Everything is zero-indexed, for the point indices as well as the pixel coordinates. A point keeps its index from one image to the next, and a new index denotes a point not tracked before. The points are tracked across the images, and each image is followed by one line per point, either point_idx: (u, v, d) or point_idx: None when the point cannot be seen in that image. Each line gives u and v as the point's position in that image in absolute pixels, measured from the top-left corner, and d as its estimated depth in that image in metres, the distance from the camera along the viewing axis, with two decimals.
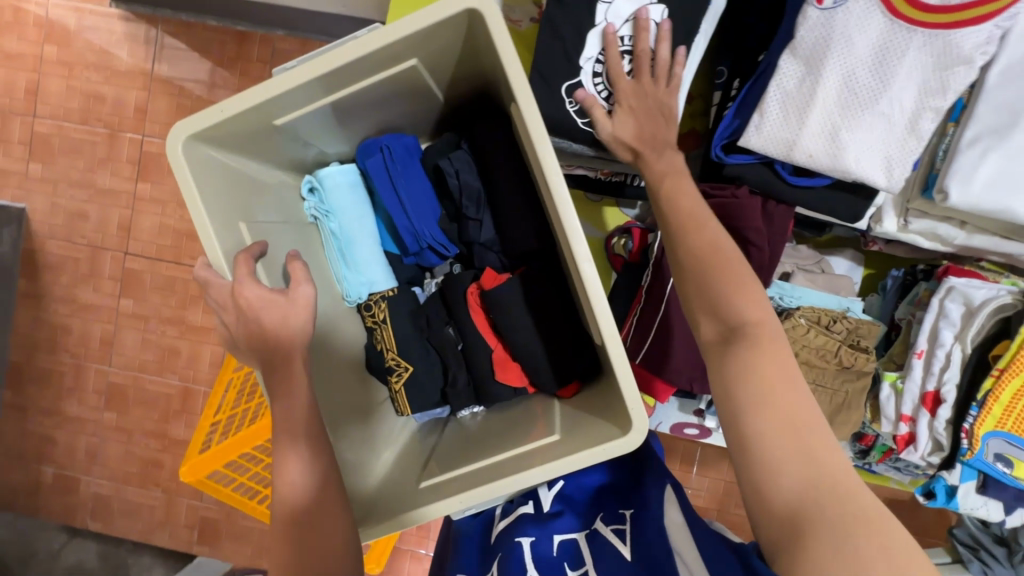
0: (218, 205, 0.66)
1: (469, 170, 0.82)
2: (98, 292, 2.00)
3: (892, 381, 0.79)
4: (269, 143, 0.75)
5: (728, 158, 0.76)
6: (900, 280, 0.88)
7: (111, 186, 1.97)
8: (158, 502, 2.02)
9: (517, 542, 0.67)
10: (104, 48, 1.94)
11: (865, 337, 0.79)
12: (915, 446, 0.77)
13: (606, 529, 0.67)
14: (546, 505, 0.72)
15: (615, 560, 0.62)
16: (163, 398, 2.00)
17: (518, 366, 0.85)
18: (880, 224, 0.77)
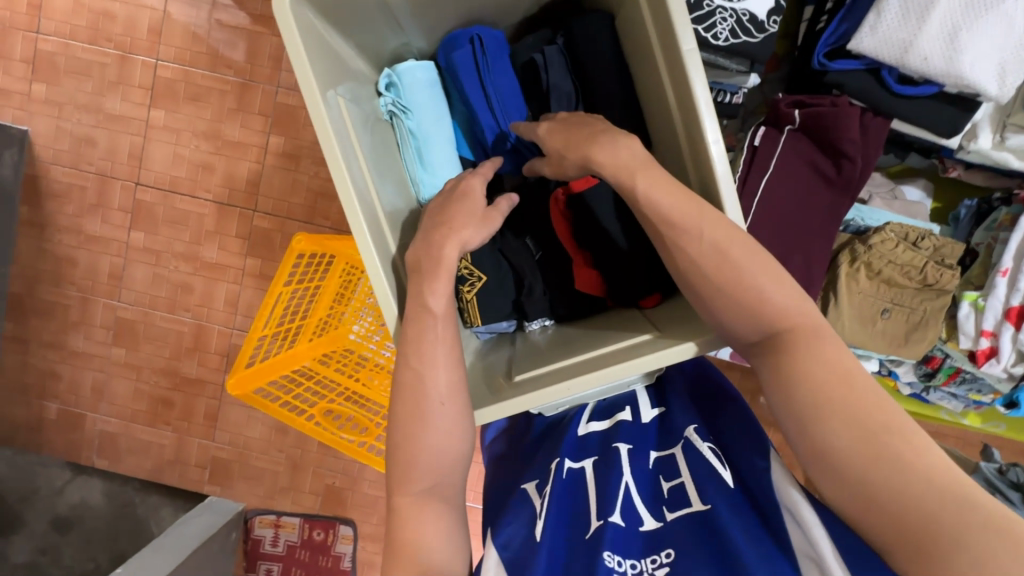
0: (321, 71, 0.63)
1: (560, 70, 0.78)
2: (107, 224, 1.92)
3: (972, 300, 0.87)
4: (361, 18, 0.71)
5: (832, 65, 0.76)
6: (975, 209, 0.91)
7: (122, 112, 1.87)
8: (168, 441, 1.98)
9: (615, 447, 0.68)
10: None
11: (950, 255, 0.79)
12: (997, 359, 0.86)
13: (702, 448, 0.65)
14: (647, 417, 0.73)
15: (716, 484, 0.61)
16: (174, 336, 1.94)
17: (595, 275, 0.83)
18: (975, 141, 0.78)
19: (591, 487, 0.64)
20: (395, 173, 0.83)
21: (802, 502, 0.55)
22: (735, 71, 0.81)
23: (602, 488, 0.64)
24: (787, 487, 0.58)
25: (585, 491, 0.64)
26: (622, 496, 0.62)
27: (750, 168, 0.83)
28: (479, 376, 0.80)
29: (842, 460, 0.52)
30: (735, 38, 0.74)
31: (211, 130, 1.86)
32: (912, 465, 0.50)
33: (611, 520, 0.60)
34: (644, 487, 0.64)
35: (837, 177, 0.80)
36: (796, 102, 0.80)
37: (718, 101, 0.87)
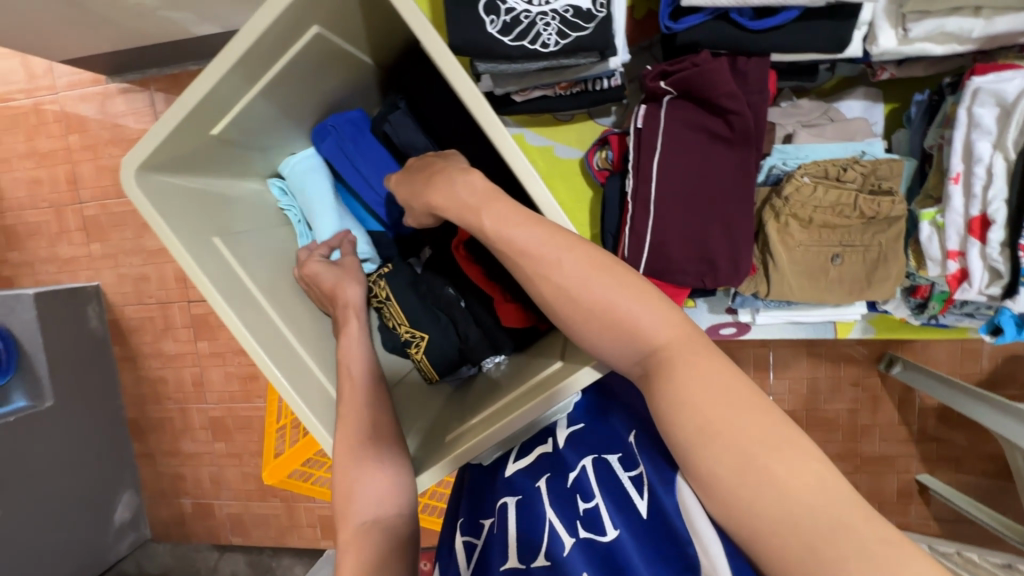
0: (184, 224, 0.68)
1: (409, 129, 0.81)
2: (178, 341, 2.20)
3: (931, 219, 0.88)
4: (220, 156, 0.77)
5: (677, 24, 0.71)
6: (926, 104, 0.91)
7: (159, 245, 2.14)
8: (280, 510, 2.24)
9: (537, 488, 0.66)
10: (116, 123, 2.08)
11: (886, 177, 0.81)
12: (968, 282, 0.86)
13: (623, 479, 0.63)
14: (561, 441, 0.71)
15: (631, 517, 0.59)
16: (257, 420, 2.19)
17: (516, 311, 0.82)
18: (876, 45, 0.82)
19: (512, 530, 0.62)
20: None
21: (696, 510, 0.54)
22: (589, 63, 0.76)
23: (523, 530, 0.62)
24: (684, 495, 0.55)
25: (504, 542, 0.61)
26: (544, 539, 0.60)
27: (640, 151, 0.78)
28: (428, 436, 0.82)
29: (725, 487, 0.48)
30: (565, 38, 0.70)
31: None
32: (789, 486, 0.47)
33: (536, 563, 0.58)
34: (562, 505, 0.63)
35: (733, 135, 0.73)
36: (661, 73, 0.75)
37: (600, 89, 0.84)
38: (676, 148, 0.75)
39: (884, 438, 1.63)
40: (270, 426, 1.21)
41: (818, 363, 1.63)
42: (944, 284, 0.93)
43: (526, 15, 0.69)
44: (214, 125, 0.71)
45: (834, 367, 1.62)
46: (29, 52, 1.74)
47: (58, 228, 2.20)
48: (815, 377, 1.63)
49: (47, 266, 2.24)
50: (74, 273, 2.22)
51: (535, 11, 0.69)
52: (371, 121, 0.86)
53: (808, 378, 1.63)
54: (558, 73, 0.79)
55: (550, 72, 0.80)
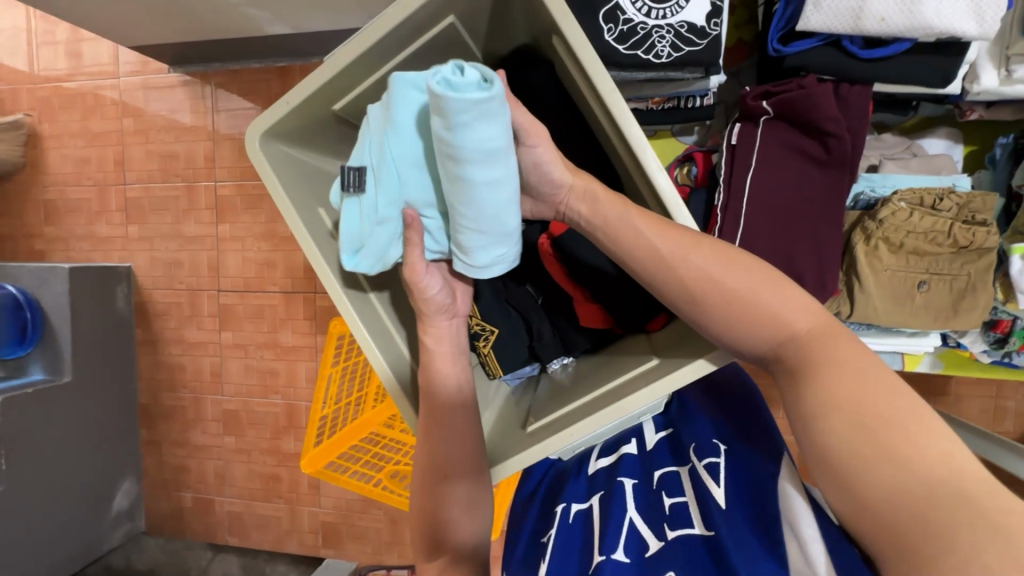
0: (300, 193, 0.75)
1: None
2: (202, 330, 2.12)
3: (1022, 253, 0.88)
4: (334, 133, 0.83)
5: (791, 48, 0.82)
6: (1010, 147, 0.95)
7: (196, 233, 2.06)
8: (283, 512, 2.16)
9: (619, 482, 0.68)
10: (172, 114, 2.03)
11: (979, 210, 0.86)
12: None
13: (702, 469, 0.64)
14: (649, 445, 0.75)
15: (711, 508, 0.59)
16: (271, 416, 2.12)
17: (595, 308, 0.84)
18: (977, 83, 0.86)
19: (595, 521, 0.64)
20: None
21: (802, 513, 0.53)
22: (692, 79, 0.81)
23: (605, 517, 0.63)
24: (788, 495, 0.56)
25: (587, 531, 0.64)
26: (627, 528, 0.61)
27: (732, 168, 0.86)
28: (508, 423, 0.85)
29: (845, 466, 0.52)
30: (678, 51, 0.75)
31: (267, 229, 1.99)
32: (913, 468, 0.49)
33: (614, 556, 0.57)
34: (648, 509, 0.64)
35: (828, 157, 0.83)
36: (762, 93, 0.83)
37: (691, 107, 0.89)
38: (765, 170, 0.84)
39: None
40: (313, 414, 1.19)
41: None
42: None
43: (643, 27, 0.75)
44: (337, 102, 0.76)
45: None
46: (98, 32, 1.71)
47: (99, 206, 2.13)
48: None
49: (82, 243, 2.17)
50: (107, 253, 2.15)
51: (652, 24, 0.75)
52: None
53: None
54: (656, 85, 0.85)
55: (647, 84, 0.85)
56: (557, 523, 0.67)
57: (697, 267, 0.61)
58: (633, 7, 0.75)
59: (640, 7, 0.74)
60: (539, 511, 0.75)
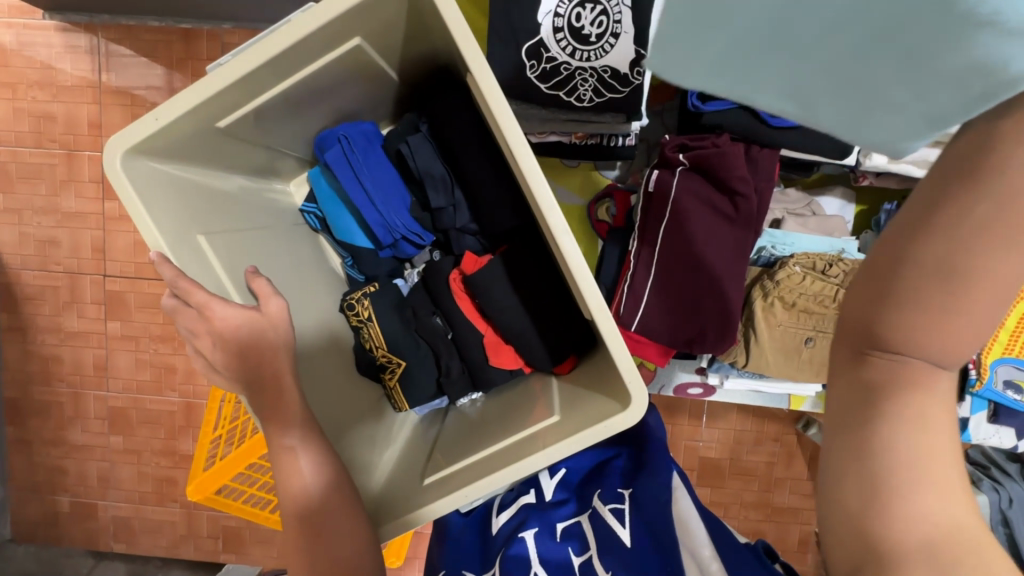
0: (170, 220, 0.66)
1: (426, 151, 0.87)
2: (37, 248, 1.52)
3: None
4: (215, 147, 0.77)
5: (706, 107, 0.81)
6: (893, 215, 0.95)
7: (41, 159, 1.48)
8: (178, 518, 1.66)
9: (521, 537, 0.70)
10: (49, 64, 1.44)
11: None
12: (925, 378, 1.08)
13: (605, 510, 0.71)
14: (549, 495, 0.78)
15: (616, 546, 0.66)
16: (165, 415, 1.61)
17: (510, 349, 0.86)
18: (867, 159, 0.87)
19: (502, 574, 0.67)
20: (294, 260, 0.89)
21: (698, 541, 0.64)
22: (613, 122, 0.89)
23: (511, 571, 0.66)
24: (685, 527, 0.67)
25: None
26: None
27: (648, 218, 0.85)
28: (407, 469, 0.82)
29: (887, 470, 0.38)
30: (598, 97, 0.84)
31: (68, 118, 1.46)
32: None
33: None
34: (556, 563, 0.67)
35: (737, 215, 0.82)
36: (679, 145, 0.85)
37: (615, 146, 0.94)
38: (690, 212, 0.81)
39: (796, 493, 1.50)
40: (204, 435, 1.13)
41: (746, 417, 1.50)
42: None
43: (565, 68, 0.83)
44: (222, 119, 0.71)
45: (758, 423, 1.50)
46: None
47: None
48: (740, 430, 1.51)
49: None
50: None
51: (576, 66, 0.82)
52: (383, 138, 0.92)
53: (733, 431, 1.50)
54: (580, 126, 0.89)
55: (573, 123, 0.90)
56: None
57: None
58: (557, 48, 0.82)
59: (563, 46, 0.82)
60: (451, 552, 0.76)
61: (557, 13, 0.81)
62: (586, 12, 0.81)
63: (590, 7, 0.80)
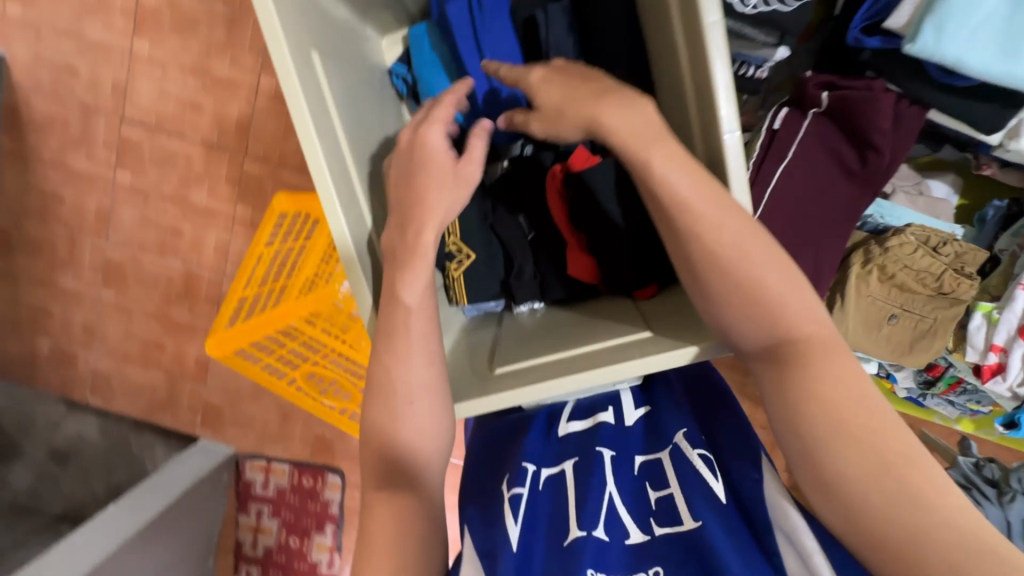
0: (292, 24, 0.57)
1: (561, 27, 0.71)
2: (92, 160, 1.74)
3: (986, 312, 0.86)
4: None
5: (868, 40, 0.72)
6: (1004, 212, 0.89)
7: (102, 40, 1.64)
8: (160, 384, 1.89)
9: (598, 454, 0.60)
10: None
11: (970, 264, 0.83)
12: (1004, 376, 0.85)
13: (691, 455, 0.59)
14: (628, 421, 0.64)
15: (707, 497, 0.56)
16: (165, 280, 1.81)
17: (588, 261, 0.78)
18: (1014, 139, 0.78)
19: (569, 493, 0.58)
20: (377, 116, 0.79)
21: (800, 525, 0.53)
22: (761, 44, 0.74)
23: (581, 493, 0.58)
24: (783, 506, 0.54)
25: (566, 504, 0.57)
26: (605, 505, 0.57)
27: (768, 152, 0.78)
28: (464, 358, 0.77)
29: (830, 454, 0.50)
30: (765, 6, 0.69)
31: (215, 114, 1.66)
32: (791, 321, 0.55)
33: (594, 533, 0.55)
34: (632, 500, 0.59)
35: (859, 171, 0.76)
36: (825, 83, 0.76)
37: (744, 76, 0.78)
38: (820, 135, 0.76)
39: None
40: (232, 295, 1.05)
41: None
42: (966, 370, 0.93)
43: None
44: None
45: None
46: None
47: None
48: None
49: None
50: None
51: None
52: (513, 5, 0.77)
53: None
54: (721, 41, 0.76)
55: None
56: (527, 488, 0.59)
57: (749, 269, 0.55)
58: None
59: None
60: (495, 450, 0.68)
61: None
62: None
63: None
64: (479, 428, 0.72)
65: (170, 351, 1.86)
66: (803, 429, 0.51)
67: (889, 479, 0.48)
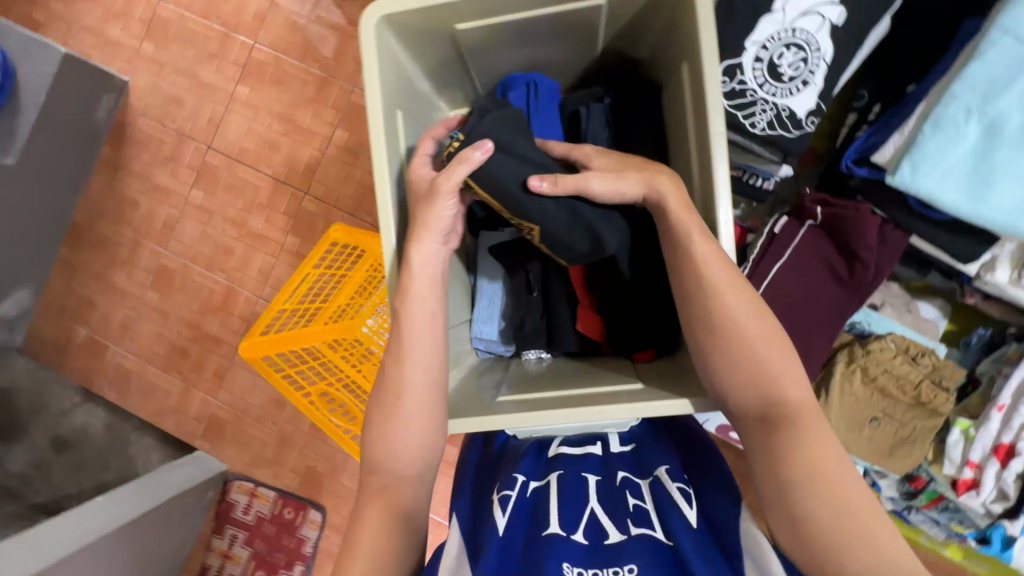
0: (387, 90, 0.72)
1: (598, 122, 0.85)
2: (174, 178, 1.93)
3: (965, 428, 0.92)
4: (436, 52, 0.82)
5: (856, 169, 0.84)
6: (986, 340, 0.97)
7: (212, 82, 1.88)
8: (175, 388, 1.94)
9: (583, 477, 0.64)
10: (249, 38, 1.84)
11: (947, 378, 0.90)
12: (978, 492, 0.90)
13: (671, 488, 0.62)
14: (617, 447, 0.71)
15: (680, 520, 0.58)
16: (206, 291, 1.92)
17: (596, 318, 0.89)
18: (992, 273, 0.84)
19: (553, 501, 0.61)
20: None
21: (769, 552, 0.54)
22: (768, 159, 0.86)
23: (564, 501, 0.61)
24: (755, 536, 0.56)
25: (548, 504, 0.60)
26: (586, 516, 0.59)
27: (770, 248, 0.88)
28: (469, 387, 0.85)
29: (807, 507, 0.54)
30: (772, 130, 0.80)
31: (288, 155, 1.85)
32: (780, 388, 0.60)
33: (573, 536, 0.57)
34: (609, 503, 0.61)
35: (848, 279, 0.85)
36: (820, 200, 0.88)
37: (752, 183, 0.92)
38: (814, 240, 0.86)
39: None
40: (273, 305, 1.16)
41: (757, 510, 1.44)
42: (945, 487, 0.96)
43: (752, 93, 0.79)
44: (462, 23, 0.75)
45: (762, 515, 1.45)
46: None
47: (121, 8, 1.90)
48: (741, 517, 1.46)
49: (84, 37, 1.92)
50: (106, 57, 1.91)
51: (761, 96, 0.79)
52: (561, 99, 0.91)
53: None
54: (734, 151, 0.88)
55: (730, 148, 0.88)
56: (515, 491, 0.62)
57: (753, 338, 0.61)
58: (752, 74, 0.79)
59: (757, 76, 0.78)
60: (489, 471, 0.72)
61: (766, 45, 0.77)
62: (790, 55, 0.78)
63: (796, 52, 0.77)
64: (472, 453, 0.76)
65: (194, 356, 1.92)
66: (780, 469, 0.56)
67: (847, 528, 0.52)
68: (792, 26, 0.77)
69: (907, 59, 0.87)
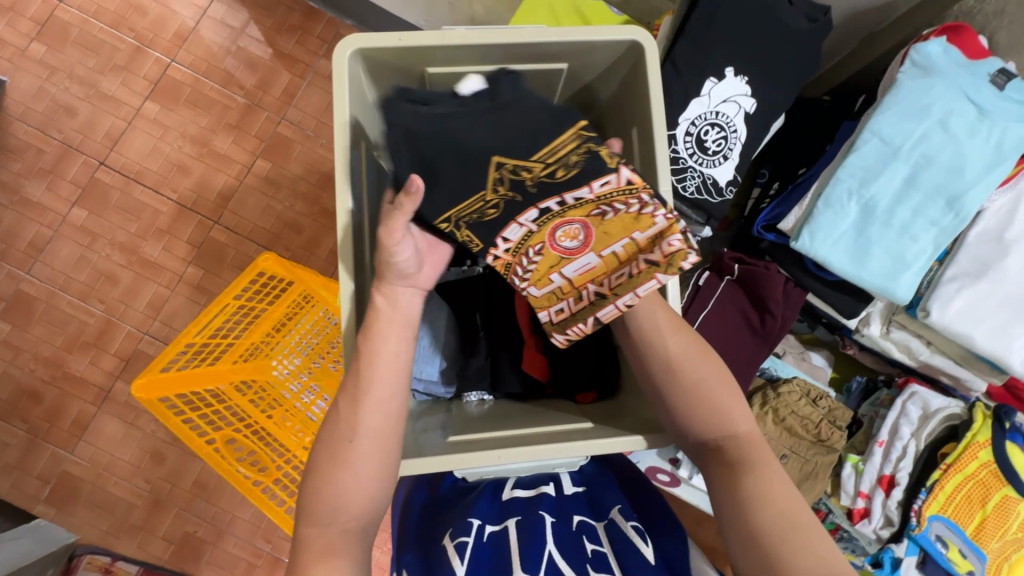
0: (353, 118, 0.73)
1: None
2: (51, 193, 1.60)
3: (854, 463, 1.07)
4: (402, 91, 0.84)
5: (765, 234, 0.99)
6: (864, 385, 1.16)
7: (113, 93, 1.61)
8: (16, 442, 1.55)
9: (540, 516, 0.68)
10: (163, 55, 1.62)
11: (840, 418, 1.04)
12: (869, 519, 1.04)
13: (626, 527, 0.67)
14: (568, 488, 0.74)
15: (640, 562, 0.63)
16: (76, 325, 1.58)
17: (542, 359, 0.89)
18: (868, 327, 1.03)
19: (513, 548, 0.63)
20: None
21: None
22: (693, 220, 0.99)
23: (524, 547, 0.63)
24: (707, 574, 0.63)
25: (510, 551, 0.63)
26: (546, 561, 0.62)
27: (696, 298, 1.01)
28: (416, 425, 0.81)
29: (767, 536, 0.60)
30: (699, 193, 0.93)
31: (200, 181, 1.62)
32: (731, 422, 0.68)
33: None
34: (568, 549, 0.64)
35: (760, 329, 1.00)
36: (736, 258, 1.02)
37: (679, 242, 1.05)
38: (732, 293, 1.00)
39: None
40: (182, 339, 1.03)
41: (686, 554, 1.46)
42: (841, 517, 1.09)
43: (684, 162, 0.92)
44: (433, 67, 0.79)
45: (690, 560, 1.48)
46: None
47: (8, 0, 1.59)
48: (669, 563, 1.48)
49: None
50: None
51: (691, 164, 0.92)
52: None
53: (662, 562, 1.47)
54: None
55: None
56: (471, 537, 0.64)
57: (708, 376, 0.69)
58: (683, 146, 0.92)
59: (688, 147, 0.92)
60: (436, 517, 0.72)
61: (695, 123, 0.91)
62: (713, 133, 0.92)
63: (718, 132, 0.92)
64: (424, 499, 0.76)
65: (50, 404, 1.56)
66: (739, 496, 0.63)
67: (795, 541, 0.60)
68: (716, 110, 0.91)
69: (796, 149, 1.07)
